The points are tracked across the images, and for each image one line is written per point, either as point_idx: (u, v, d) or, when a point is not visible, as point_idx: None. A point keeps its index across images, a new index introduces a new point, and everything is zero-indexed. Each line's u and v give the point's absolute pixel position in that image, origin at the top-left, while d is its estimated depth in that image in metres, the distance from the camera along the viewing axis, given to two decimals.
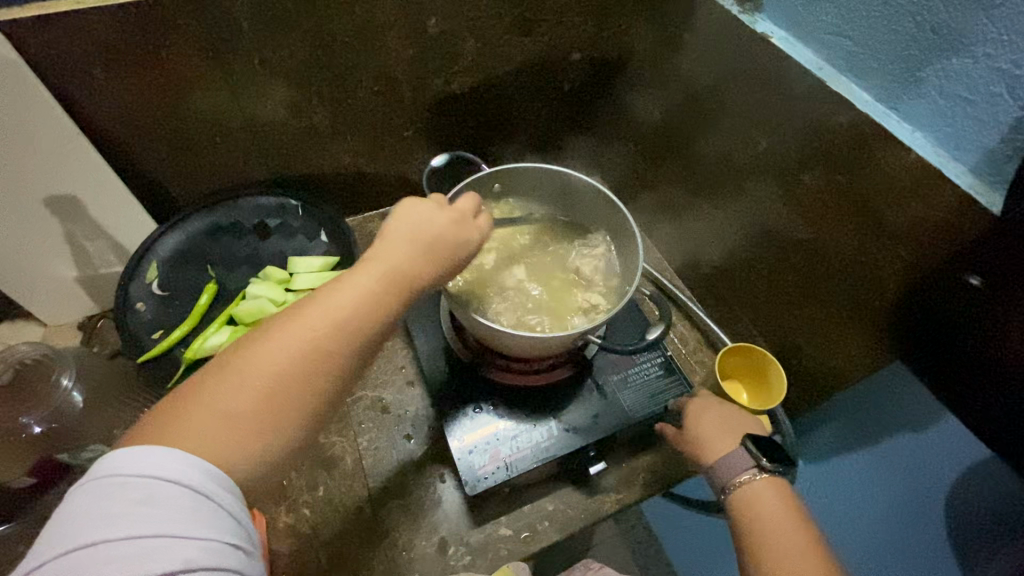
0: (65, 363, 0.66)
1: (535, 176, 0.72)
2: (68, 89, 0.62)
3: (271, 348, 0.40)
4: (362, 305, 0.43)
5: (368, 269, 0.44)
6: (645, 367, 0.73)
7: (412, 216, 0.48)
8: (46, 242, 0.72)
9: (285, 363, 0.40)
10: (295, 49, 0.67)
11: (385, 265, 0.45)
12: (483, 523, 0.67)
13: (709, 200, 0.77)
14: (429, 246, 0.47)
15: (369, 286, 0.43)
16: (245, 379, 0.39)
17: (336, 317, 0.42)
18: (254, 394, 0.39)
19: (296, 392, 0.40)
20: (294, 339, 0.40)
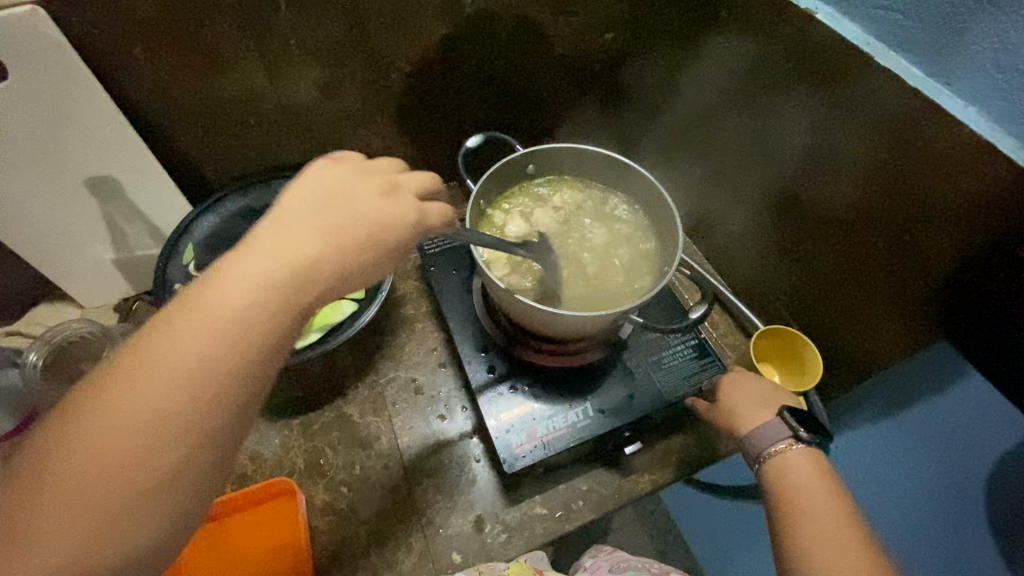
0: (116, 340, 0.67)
1: (569, 157, 0.72)
2: (108, 70, 0.62)
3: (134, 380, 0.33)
4: (260, 300, 0.37)
5: (266, 262, 0.38)
6: (679, 349, 0.73)
7: (330, 184, 0.43)
8: (86, 224, 0.73)
9: (153, 406, 0.33)
10: (330, 29, 0.66)
11: (285, 243, 0.39)
12: (519, 502, 0.68)
13: (745, 182, 0.76)
14: (349, 224, 0.42)
15: (262, 287, 0.37)
16: (103, 433, 0.32)
17: (226, 307, 0.36)
18: (116, 453, 0.32)
19: (169, 436, 0.33)
20: (162, 374, 0.33)
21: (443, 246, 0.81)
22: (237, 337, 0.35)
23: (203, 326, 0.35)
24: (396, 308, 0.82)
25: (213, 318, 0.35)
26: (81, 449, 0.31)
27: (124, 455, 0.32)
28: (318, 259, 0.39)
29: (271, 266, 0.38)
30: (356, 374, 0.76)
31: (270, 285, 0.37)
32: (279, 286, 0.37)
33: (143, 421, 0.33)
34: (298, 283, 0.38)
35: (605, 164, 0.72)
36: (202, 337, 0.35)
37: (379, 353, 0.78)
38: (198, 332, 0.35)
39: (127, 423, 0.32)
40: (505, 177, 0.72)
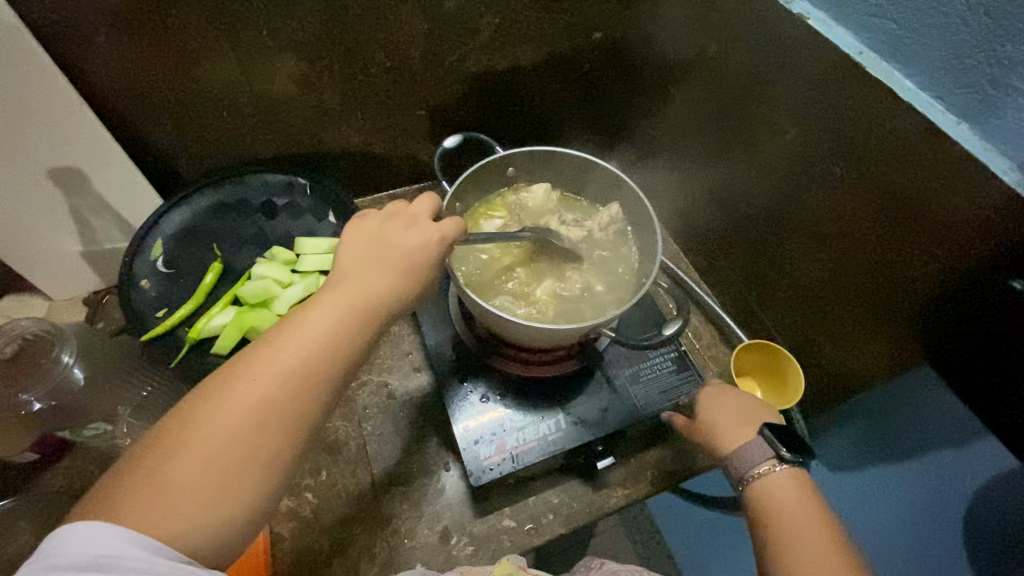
0: (67, 339, 0.64)
1: (550, 160, 0.70)
2: (71, 58, 0.60)
3: (231, 403, 0.36)
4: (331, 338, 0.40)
5: (339, 297, 0.42)
6: (658, 362, 0.71)
7: (372, 233, 0.46)
8: (51, 215, 0.71)
9: (252, 408, 0.36)
10: (303, 21, 0.64)
11: (356, 289, 0.42)
12: (487, 514, 0.66)
13: (731, 192, 0.74)
14: (396, 266, 0.45)
15: (332, 322, 0.40)
16: (209, 431, 0.35)
17: (311, 348, 0.39)
18: (224, 447, 0.35)
19: (262, 432, 0.36)
20: (252, 400, 0.37)
21: None
22: (316, 354, 0.39)
23: (286, 347, 0.39)
24: None
25: (300, 340, 0.39)
26: (184, 463, 0.34)
27: (229, 448, 0.35)
28: (380, 299, 0.43)
29: (335, 310, 0.41)
30: None
31: (342, 314, 0.41)
32: (345, 322, 0.41)
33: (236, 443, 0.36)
34: (358, 314, 0.42)
35: (587, 168, 0.70)
36: (295, 352, 0.39)
37: None
38: (291, 352, 0.39)
39: (215, 436, 0.35)
40: (483, 180, 0.69)
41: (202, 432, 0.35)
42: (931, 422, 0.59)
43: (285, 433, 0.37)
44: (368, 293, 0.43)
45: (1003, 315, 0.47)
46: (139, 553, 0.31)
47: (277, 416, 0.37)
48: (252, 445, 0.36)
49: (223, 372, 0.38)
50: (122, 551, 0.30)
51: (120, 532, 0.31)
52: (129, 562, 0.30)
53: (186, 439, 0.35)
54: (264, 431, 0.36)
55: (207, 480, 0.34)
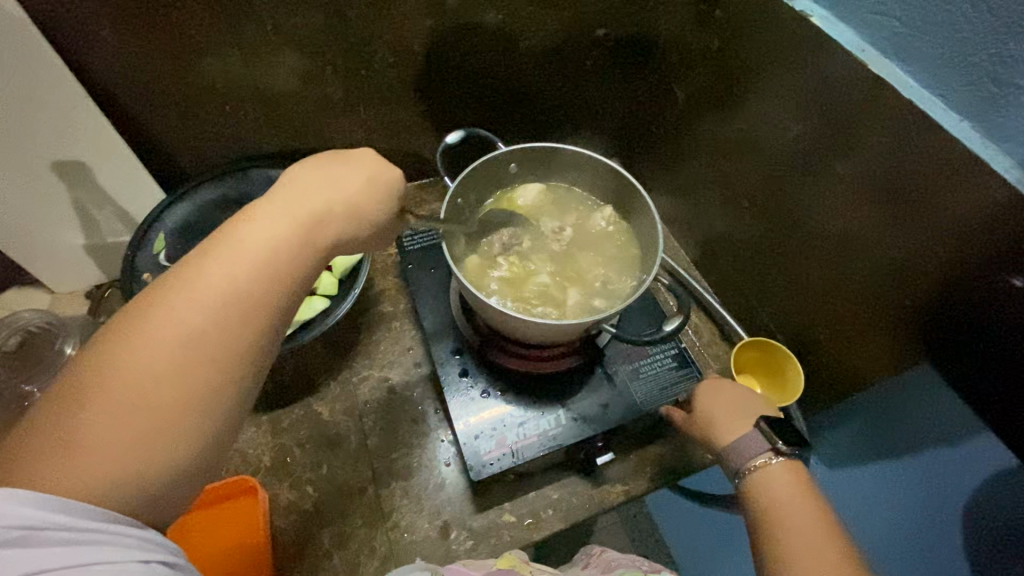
0: (70, 330, 0.64)
1: (551, 157, 0.70)
2: (75, 51, 0.60)
3: (153, 336, 0.35)
4: (262, 268, 0.39)
5: (271, 230, 0.41)
6: (658, 359, 0.71)
7: (308, 174, 0.45)
8: (54, 209, 0.71)
9: (181, 343, 0.35)
10: (306, 15, 0.64)
11: (289, 223, 0.42)
12: (487, 508, 0.67)
13: (734, 189, 0.74)
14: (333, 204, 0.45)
15: (265, 255, 0.40)
16: (132, 370, 0.33)
17: (242, 278, 0.38)
18: (155, 386, 0.34)
19: (195, 366, 0.35)
20: (179, 332, 0.35)
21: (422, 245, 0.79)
22: (249, 284, 0.38)
23: (215, 280, 0.37)
24: (373, 305, 0.81)
25: (232, 271, 0.38)
26: (108, 400, 0.32)
27: (163, 386, 0.34)
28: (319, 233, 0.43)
29: (269, 243, 0.40)
30: (328, 372, 0.75)
31: (276, 247, 0.40)
32: (280, 253, 0.40)
33: (164, 376, 0.34)
34: (295, 247, 0.41)
35: (588, 165, 0.70)
36: (225, 285, 0.38)
37: (354, 350, 0.77)
38: (221, 285, 0.37)
39: (137, 370, 0.33)
40: (485, 176, 0.69)
41: (124, 374, 0.33)
42: (925, 415, 0.58)
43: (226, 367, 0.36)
44: (305, 226, 0.42)
45: (1001, 309, 0.48)
46: (65, 525, 0.29)
47: (214, 350, 0.36)
48: (187, 380, 0.35)
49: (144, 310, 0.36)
50: (45, 519, 0.29)
51: (44, 500, 0.29)
52: (56, 528, 0.29)
53: (105, 373, 0.33)
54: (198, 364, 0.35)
55: (141, 421, 0.33)
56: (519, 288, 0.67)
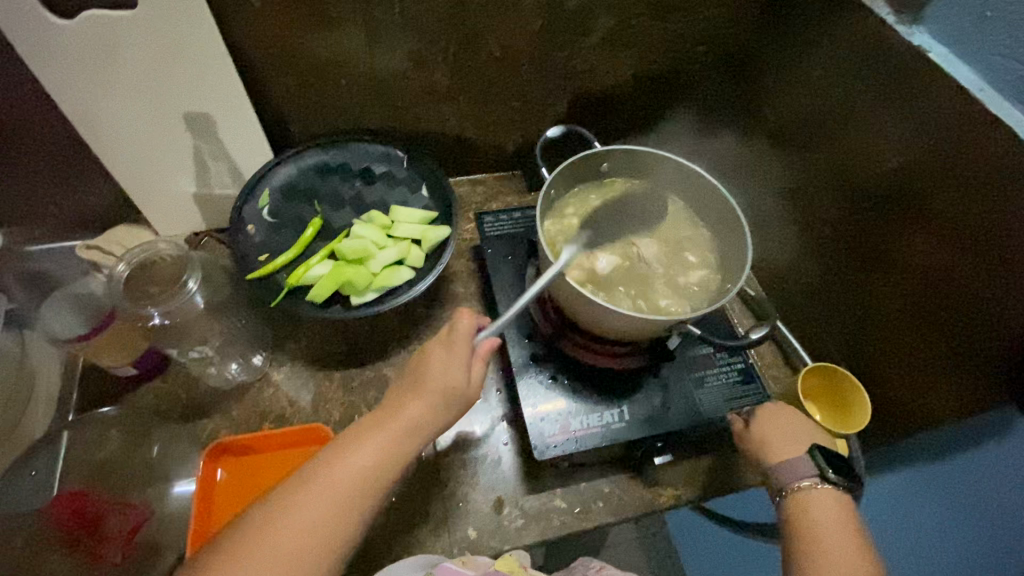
0: (194, 264, 0.67)
1: (643, 161, 0.72)
2: (228, 16, 0.66)
3: (299, 510, 0.47)
4: (375, 466, 0.50)
5: (382, 427, 0.52)
6: (724, 371, 0.72)
7: (418, 363, 0.57)
8: (175, 156, 0.76)
9: (307, 525, 0.47)
10: (432, 2, 0.68)
11: (396, 427, 0.52)
12: (539, 491, 0.69)
13: (819, 220, 0.74)
14: (424, 409, 0.54)
15: (377, 454, 0.51)
16: (290, 535, 0.46)
17: (365, 471, 0.50)
18: (286, 552, 0.46)
19: (313, 562, 0.46)
20: (311, 507, 0.47)
21: (501, 232, 0.82)
22: (371, 483, 0.50)
23: (357, 492, 0.49)
24: (445, 283, 0.83)
25: (340, 478, 0.49)
26: (265, 552, 0.45)
27: (292, 557, 0.46)
28: (416, 426, 0.53)
29: (379, 444, 0.51)
30: (399, 340, 0.78)
31: (387, 447, 0.51)
32: (390, 454, 0.51)
33: (301, 543, 0.46)
34: (396, 457, 0.51)
35: (678, 171, 0.72)
36: (352, 479, 0.49)
37: (424, 323, 0.80)
38: (349, 478, 0.49)
39: (292, 535, 0.46)
40: (579, 171, 0.72)
41: (262, 548, 0.45)
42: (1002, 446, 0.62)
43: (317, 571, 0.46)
44: (403, 429, 0.53)
45: None
46: None
47: (315, 546, 0.46)
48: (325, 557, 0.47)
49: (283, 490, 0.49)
50: None
51: None
52: None
53: (279, 531, 0.46)
54: (325, 563, 0.46)
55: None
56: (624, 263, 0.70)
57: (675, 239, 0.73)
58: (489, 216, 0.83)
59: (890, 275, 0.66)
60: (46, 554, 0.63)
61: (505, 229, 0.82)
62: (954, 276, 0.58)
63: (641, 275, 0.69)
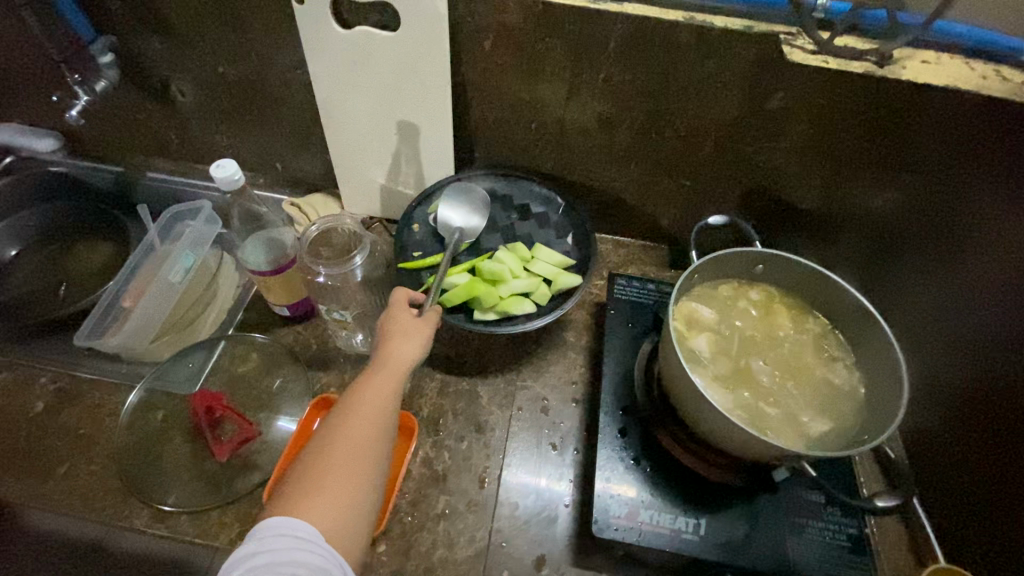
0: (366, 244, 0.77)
1: (804, 276, 0.68)
2: (463, 52, 0.77)
3: (335, 437, 0.55)
4: (385, 387, 0.59)
5: (383, 363, 0.61)
6: (831, 529, 0.63)
7: (391, 312, 0.65)
8: (380, 152, 0.89)
9: (347, 443, 0.55)
10: (637, 75, 0.74)
11: (393, 358, 0.61)
12: (584, 566, 0.66)
13: (997, 402, 0.63)
14: (410, 342, 0.62)
15: (385, 380, 0.59)
16: (337, 454, 0.54)
17: (380, 392, 0.58)
18: (342, 466, 0.53)
19: (365, 466, 0.54)
20: (346, 433, 0.55)
21: (629, 298, 0.82)
22: (384, 398, 0.58)
23: (379, 410, 0.58)
24: (558, 328, 0.85)
25: (362, 404, 0.57)
26: (325, 472, 0.53)
27: (347, 469, 0.54)
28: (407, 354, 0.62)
29: (382, 375, 0.60)
30: (500, 366, 0.81)
31: (390, 375, 0.60)
32: (395, 377, 0.60)
33: (352, 459, 0.54)
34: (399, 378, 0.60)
35: (842, 297, 0.66)
36: (371, 399, 0.58)
37: (528, 358, 0.82)
38: (368, 401, 0.58)
39: (337, 454, 0.54)
40: (728, 267, 0.70)
41: (317, 473, 0.53)
42: None
43: (370, 473, 0.55)
44: (403, 355, 0.61)
45: None
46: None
47: (362, 456, 0.55)
48: (360, 480, 0.54)
49: (321, 433, 0.56)
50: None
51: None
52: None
53: (325, 456, 0.54)
54: (377, 458, 0.56)
55: (339, 493, 0.52)
56: (736, 369, 0.66)
57: (806, 366, 0.67)
58: (622, 279, 0.83)
59: None
60: (170, 436, 0.75)
61: (635, 297, 0.82)
62: None
63: (752, 390, 0.65)
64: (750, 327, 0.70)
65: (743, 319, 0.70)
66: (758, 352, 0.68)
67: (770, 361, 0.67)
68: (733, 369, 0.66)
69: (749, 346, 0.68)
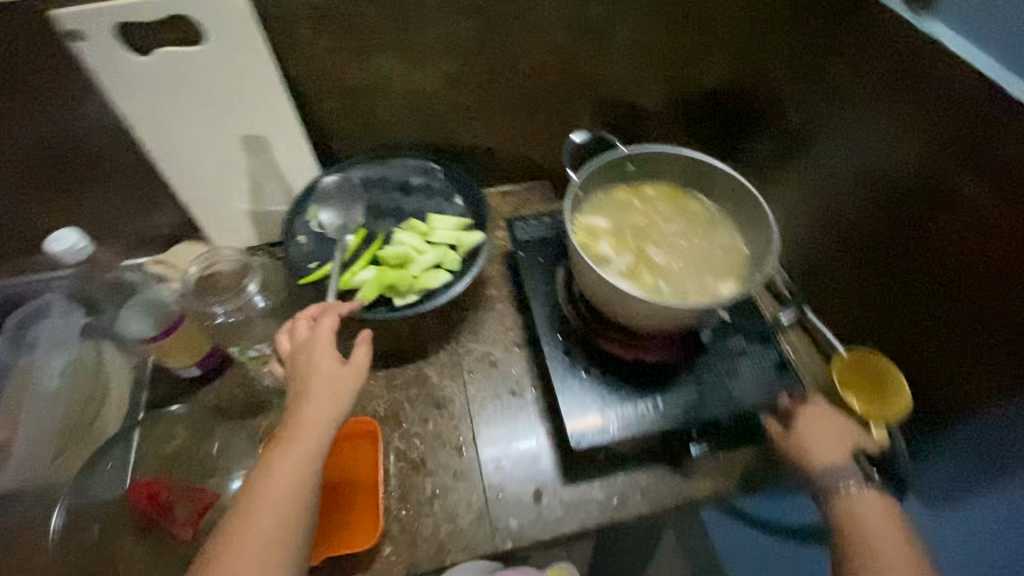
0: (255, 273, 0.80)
1: (669, 163, 0.75)
2: (285, 46, 0.73)
3: (253, 503, 0.51)
4: (306, 443, 0.54)
5: (301, 414, 0.55)
6: (758, 363, 0.73)
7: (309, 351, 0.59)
8: (233, 177, 0.83)
9: (266, 513, 0.50)
10: (464, 23, 0.75)
11: (312, 409, 0.55)
12: (577, 482, 0.70)
13: (846, 212, 0.75)
14: (333, 389, 0.56)
15: (306, 435, 0.54)
16: (254, 526, 0.50)
17: (299, 449, 0.53)
18: (259, 540, 0.49)
19: (286, 537, 0.50)
20: (266, 499, 0.51)
21: (533, 236, 0.85)
22: (306, 456, 0.53)
23: (302, 470, 0.53)
24: (478, 287, 0.87)
25: (281, 464, 0.53)
26: (242, 546, 0.49)
27: (265, 541, 0.49)
28: (331, 404, 0.56)
29: (303, 428, 0.54)
30: (437, 342, 0.82)
31: (310, 428, 0.54)
32: (318, 430, 0.54)
33: (272, 529, 0.50)
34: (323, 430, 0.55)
35: (703, 169, 0.74)
36: (291, 458, 0.53)
37: (461, 325, 0.84)
38: (288, 461, 0.53)
39: (255, 525, 0.50)
40: (606, 176, 0.76)
41: (237, 546, 0.49)
42: None
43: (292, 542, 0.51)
44: (323, 406, 0.55)
45: None
46: None
47: (282, 526, 0.50)
48: (280, 555, 0.50)
49: (241, 498, 0.52)
50: None
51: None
52: None
53: (242, 526, 0.50)
54: (298, 527, 0.51)
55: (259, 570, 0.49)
56: (640, 260, 0.73)
57: (695, 235, 0.75)
58: (519, 222, 0.86)
59: (913, 263, 0.68)
60: (118, 540, 0.68)
61: (537, 233, 0.85)
62: (981, 256, 0.59)
63: (658, 273, 0.72)
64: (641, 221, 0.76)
65: (633, 215, 0.76)
66: (653, 239, 0.74)
67: (665, 243, 0.74)
68: (638, 261, 0.73)
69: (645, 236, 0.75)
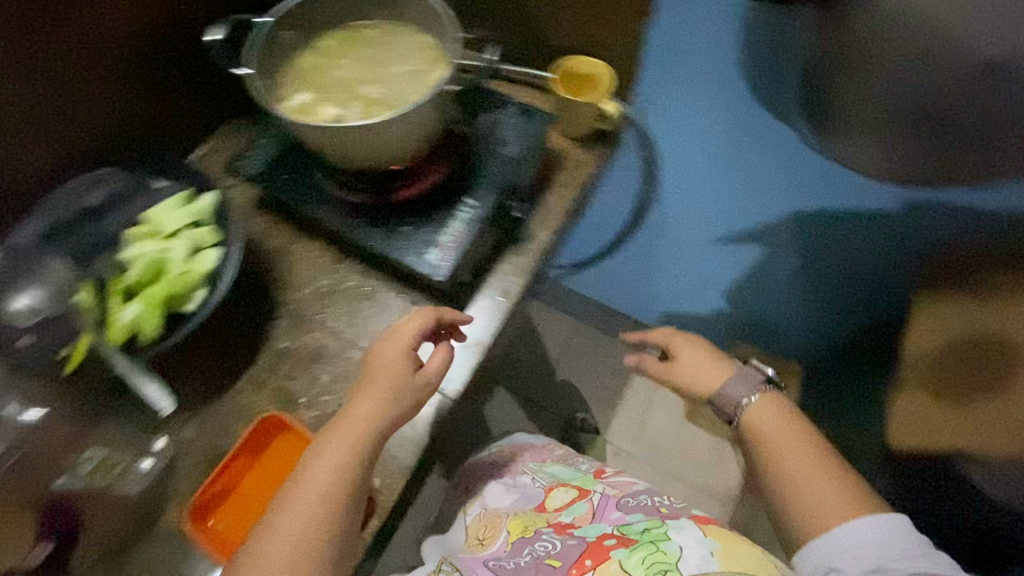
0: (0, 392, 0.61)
1: (317, 7, 0.71)
2: None
3: (297, 494, 0.55)
4: (346, 452, 0.57)
5: (345, 427, 0.58)
6: (512, 118, 0.80)
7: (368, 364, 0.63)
8: None
9: (308, 505, 0.54)
10: None
11: (357, 424, 0.58)
12: (464, 308, 0.76)
13: None
14: (374, 402, 0.59)
15: (346, 444, 0.57)
16: (293, 517, 0.54)
17: (340, 459, 0.56)
18: (297, 530, 0.54)
19: (319, 528, 0.54)
20: (307, 489, 0.55)
21: (266, 161, 0.78)
22: (341, 466, 0.56)
23: (337, 477, 0.56)
24: (258, 243, 0.79)
25: (319, 467, 0.56)
26: (281, 530, 0.54)
27: (300, 533, 0.54)
28: (375, 414, 0.59)
29: (347, 437, 0.57)
30: (264, 314, 0.75)
31: (348, 439, 0.57)
32: (357, 442, 0.57)
33: (308, 518, 0.54)
34: (363, 443, 0.58)
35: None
36: (328, 467, 0.56)
37: (272, 284, 0.77)
38: (329, 462, 0.56)
39: (295, 516, 0.54)
40: (271, 55, 0.69)
41: (280, 529, 0.54)
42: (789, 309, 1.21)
43: (327, 535, 0.54)
44: (366, 421, 0.58)
45: None
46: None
47: (317, 518, 0.54)
48: (311, 549, 0.53)
49: (283, 496, 0.56)
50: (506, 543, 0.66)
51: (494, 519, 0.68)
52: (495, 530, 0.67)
53: (284, 514, 0.55)
54: (330, 528, 0.54)
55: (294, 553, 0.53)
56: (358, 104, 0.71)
57: (388, 55, 0.74)
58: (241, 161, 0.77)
59: None
60: None
61: (268, 157, 0.78)
62: None
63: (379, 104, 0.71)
64: (336, 75, 0.73)
65: (326, 74, 0.72)
66: (359, 82, 0.72)
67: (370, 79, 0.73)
68: (356, 106, 0.71)
69: (350, 85, 0.72)
